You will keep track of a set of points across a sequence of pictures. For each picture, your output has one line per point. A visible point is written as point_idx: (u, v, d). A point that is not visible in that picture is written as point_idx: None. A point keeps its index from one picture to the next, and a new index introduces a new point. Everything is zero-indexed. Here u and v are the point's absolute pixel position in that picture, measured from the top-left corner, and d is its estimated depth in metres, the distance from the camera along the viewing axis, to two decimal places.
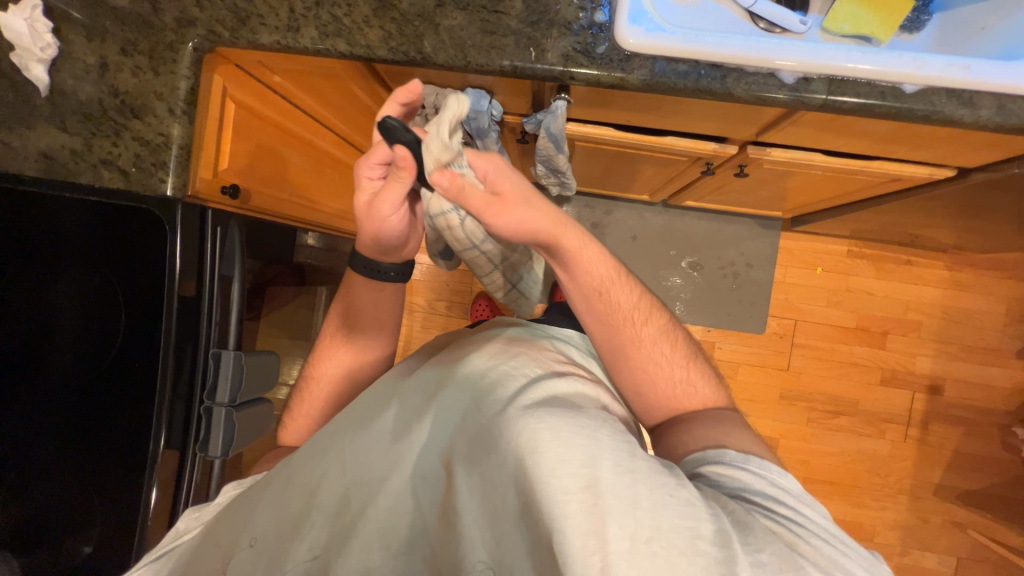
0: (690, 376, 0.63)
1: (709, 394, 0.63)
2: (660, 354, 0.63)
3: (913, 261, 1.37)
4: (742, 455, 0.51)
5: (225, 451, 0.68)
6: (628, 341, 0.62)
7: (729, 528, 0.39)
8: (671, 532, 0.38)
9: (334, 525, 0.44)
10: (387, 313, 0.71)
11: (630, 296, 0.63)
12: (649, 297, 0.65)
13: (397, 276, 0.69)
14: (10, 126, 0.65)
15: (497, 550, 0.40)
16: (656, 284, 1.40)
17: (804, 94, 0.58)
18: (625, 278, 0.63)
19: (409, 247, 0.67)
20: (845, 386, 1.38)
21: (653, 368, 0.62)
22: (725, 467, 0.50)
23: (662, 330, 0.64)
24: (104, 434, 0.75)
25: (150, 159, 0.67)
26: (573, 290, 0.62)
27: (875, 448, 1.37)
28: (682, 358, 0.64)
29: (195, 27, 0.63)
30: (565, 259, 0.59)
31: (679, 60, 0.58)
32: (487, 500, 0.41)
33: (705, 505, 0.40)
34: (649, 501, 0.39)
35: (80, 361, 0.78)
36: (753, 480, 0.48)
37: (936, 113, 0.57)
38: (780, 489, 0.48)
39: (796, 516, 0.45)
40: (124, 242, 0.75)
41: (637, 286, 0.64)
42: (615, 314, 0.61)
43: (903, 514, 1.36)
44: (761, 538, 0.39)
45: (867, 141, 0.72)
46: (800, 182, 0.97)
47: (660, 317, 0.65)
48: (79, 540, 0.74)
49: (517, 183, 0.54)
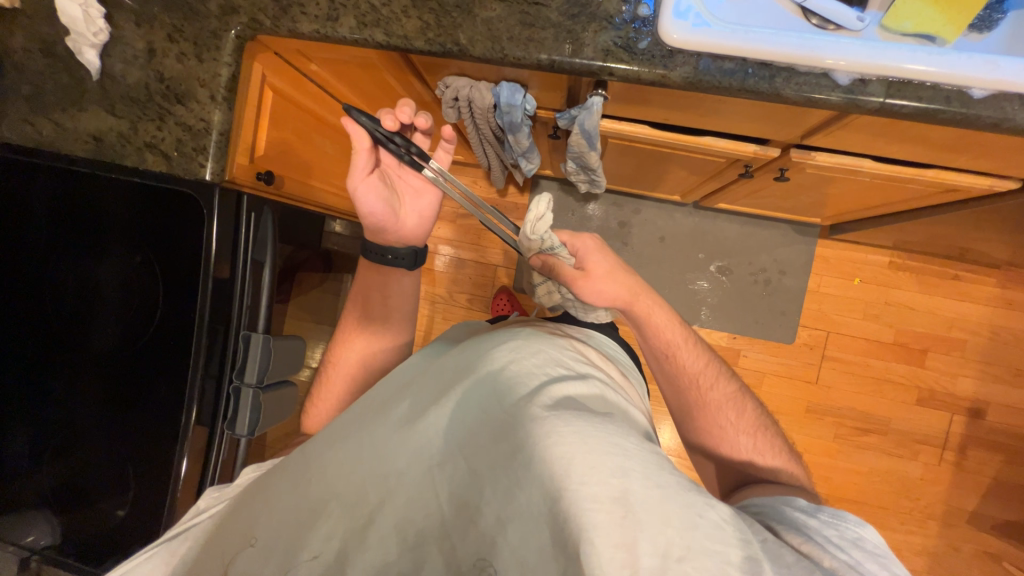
0: (757, 445, 0.63)
1: (782, 468, 0.61)
2: (728, 420, 0.64)
3: (961, 276, 1.29)
4: (814, 505, 0.49)
5: (251, 431, 0.71)
6: (692, 402, 0.66)
7: (760, 557, 0.37)
8: (701, 554, 0.36)
9: (348, 515, 0.43)
10: (399, 292, 0.72)
11: (697, 361, 0.67)
12: (718, 364, 0.69)
13: (393, 259, 0.69)
14: (64, 108, 0.68)
15: (518, 553, 0.39)
16: (682, 287, 1.37)
17: (860, 96, 0.54)
18: (694, 344, 0.68)
19: (409, 232, 0.69)
20: (877, 403, 1.32)
21: (718, 432, 0.65)
22: (787, 510, 0.49)
23: (731, 396, 0.66)
24: (139, 406, 0.79)
25: (191, 144, 0.69)
26: (646, 352, 0.70)
27: (906, 469, 1.31)
28: (751, 427, 0.64)
29: (238, 15, 0.64)
30: (639, 324, 0.68)
31: (725, 57, 0.56)
32: (510, 500, 0.40)
33: (734, 530, 0.39)
34: (678, 520, 0.38)
35: (117, 335, 0.80)
36: (816, 524, 0.46)
37: (1007, 122, 0.53)
38: (853, 541, 0.44)
39: (860, 565, 0.41)
40: (162, 222, 0.77)
41: (706, 352, 0.69)
42: (682, 377, 0.67)
43: (932, 540, 1.30)
44: (794, 567, 0.37)
45: (924, 149, 0.68)
46: (844, 188, 0.92)
47: (731, 385, 0.67)
48: (114, 505, 0.78)
49: (603, 261, 0.68)
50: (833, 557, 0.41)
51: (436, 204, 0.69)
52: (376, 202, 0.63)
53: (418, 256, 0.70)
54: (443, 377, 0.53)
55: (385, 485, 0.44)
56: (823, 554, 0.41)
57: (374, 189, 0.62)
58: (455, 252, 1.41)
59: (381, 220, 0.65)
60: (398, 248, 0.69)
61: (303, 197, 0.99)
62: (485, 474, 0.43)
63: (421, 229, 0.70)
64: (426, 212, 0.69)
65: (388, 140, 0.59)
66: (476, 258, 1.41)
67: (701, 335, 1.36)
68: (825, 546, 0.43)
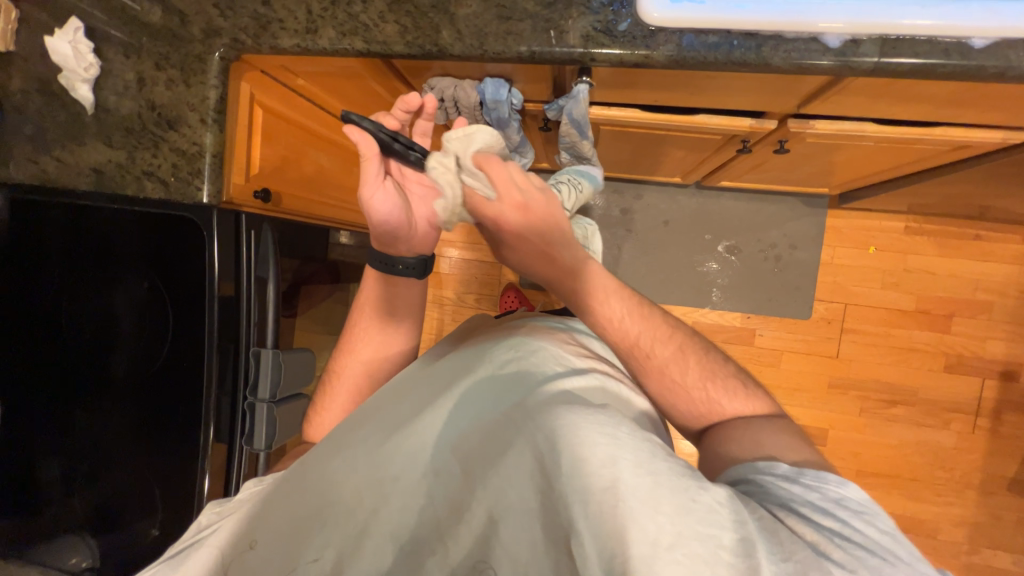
0: (712, 395, 0.57)
1: (738, 411, 0.56)
2: (674, 378, 0.58)
3: (982, 235, 1.24)
4: (794, 468, 0.45)
5: (268, 444, 0.72)
6: (637, 369, 0.58)
7: (754, 538, 0.36)
8: (692, 539, 0.35)
9: (344, 522, 0.43)
10: (408, 299, 0.69)
11: (636, 323, 0.57)
12: (659, 316, 0.60)
13: (405, 270, 0.64)
14: (64, 144, 0.70)
15: (513, 549, 0.40)
16: (690, 270, 1.35)
17: (852, 58, 0.52)
18: (632, 304, 0.58)
19: (420, 242, 0.62)
20: (902, 374, 1.28)
21: (668, 393, 0.58)
22: (767, 480, 0.45)
23: (676, 353, 0.58)
24: (164, 427, 0.81)
25: (186, 168, 0.70)
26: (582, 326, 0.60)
27: (937, 439, 1.27)
28: (701, 378, 0.58)
29: (220, 36, 0.65)
30: (571, 300, 0.57)
31: (709, 31, 0.54)
32: (503, 499, 0.41)
33: (730, 511, 0.37)
34: (670, 506, 0.36)
35: (135, 360, 0.82)
36: (800, 492, 0.43)
37: (1011, 70, 0.50)
38: (834, 501, 0.42)
39: (844, 529, 0.40)
40: (167, 248, 0.79)
41: (649, 309, 0.59)
42: (622, 348, 0.58)
43: (971, 511, 1.26)
44: (789, 551, 0.36)
45: (928, 106, 0.65)
46: (849, 155, 0.89)
47: (676, 339, 0.59)
48: (147, 524, 0.80)
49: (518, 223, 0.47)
50: (814, 529, 0.39)
51: None
52: (392, 209, 0.55)
53: (428, 264, 0.65)
54: (439, 378, 0.54)
55: (382, 491, 0.44)
56: (806, 528, 0.39)
57: (389, 198, 0.54)
58: (460, 253, 1.42)
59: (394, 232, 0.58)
60: (406, 257, 0.64)
61: (304, 213, 1.01)
62: (478, 474, 0.43)
63: (432, 233, 0.62)
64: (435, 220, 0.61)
65: (392, 141, 0.52)
66: (481, 257, 1.41)
67: (714, 317, 1.34)
68: (810, 517, 0.41)
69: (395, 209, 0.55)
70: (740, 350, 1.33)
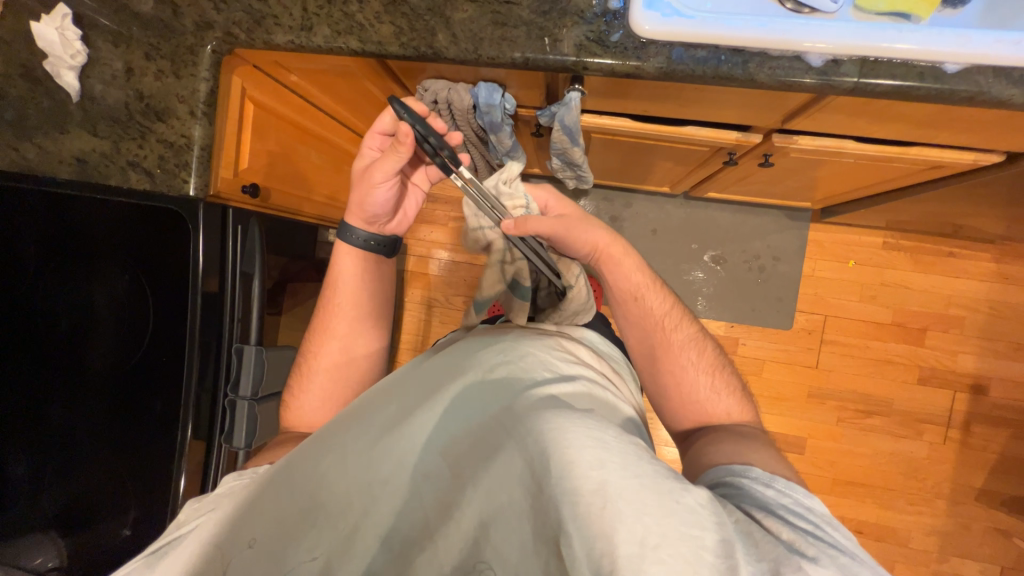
0: (716, 384, 0.62)
1: (737, 403, 0.61)
2: (688, 359, 0.63)
3: (955, 253, 1.29)
4: (767, 473, 0.47)
5: (248, 442, 0.71)
6: (655, 344, 0.64)
7: (733, 539, 0.37)
8: (677, 540, 0.36)
9: (328, 524, 0.42)
10: (378, 287, 0.74)
11: (662, 301, 0.66)
12: (681, 307, 0.68)
13: (376, 247, 0.71)
14: (46, 132, 0.69)
15: (502, 550, 0.39)
16: (677, 278, 1.37)
17: (833, 77, 0.54)
18: (660, 286, 0.67)
19: (394, 223, 0.72)
20: (878, 385, 1.32)
21: (680, 373, 0.63)
22: (745, 483, 0.46)
23: (693, 337, 0.65)
24: (141, 424, 0.79)
25: (173, 160, 0.69)
26: (610, 294, 0.68)
27: (911, 450, 1.31)
28: (710, 368, 0.64)
29: (213, 29, 0.65)
30: (609, 265, 0.67)
31: (697, 45, 0.56)
32: (493, 499, 0.41)
33: (711, 513, 0.38)
34: (655, 507, 0.37)
35: (114, 354, 0.81)
36: (773, 496, 0.45)
37: (982, 95, 0.53)
38: (806, 507, 0.44)
39: (818, 531, 0.41)
40: (150, 241, 0.78)
41: (670, 294, 0.67)
42: (648, 319, 0.65)
43: (941, 520, 1.30)
44: (763, 548, 0.37)
45: (904, 126, 0.67)
46: (831, 171, 0.92)
47: (693, 327, 0.66)
48: (118, 525, 0.78)
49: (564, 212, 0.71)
50: (791, 529, 0.40)
51: (421, 204, 0.73)
52: (388, 197, 0.66)
53: (396, 246, 0.74)
54: (429, 381, 0.54)
55: (371, 492, 0.43)
56: (781, 527, 0.40)
57: (390, 189, 0.66)
58: (450, 256, 1.42)
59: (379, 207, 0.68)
60: (381, 234, 0.71)
61: (292, 210, 1.01)
62: (468, 476, 0.43)
63: (404, 225, 0.74)
64: (410, 209, 0.72)
65: (422, 139, 0.56)
66: (471, 260, 1.41)
67: None
68: (785, 519, 0.42)
69: (391, 198, 0.67)
70: None
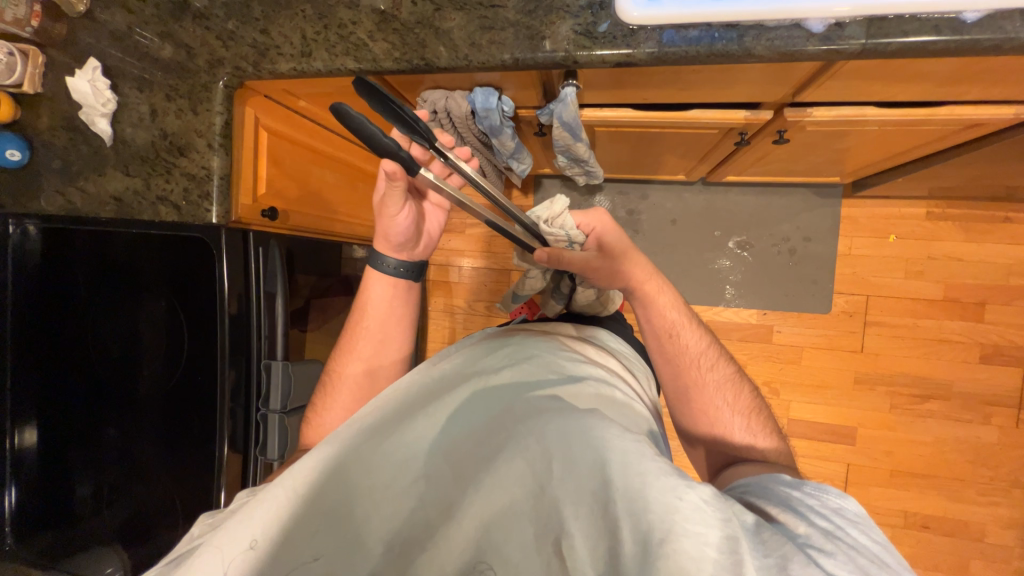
0: (753, 424, 0.61)
1: (778, 450, 0.59)
2: (723, 400, 0.63)
3: (1012, 217, 1.18)
4: (796, 480, 0.45)
5: (281, 454, 0.75)
6: (690, 383, 0.64)
7: (738, 535, 0.35)
8: (681, 535, 0.34)
9: (331, 529, 0.41)
10: (405, 311, 0.75)
11: (697, 340, 0.67)
12: (717, 345, 0.68)
13: (407, 273, 0.74)
14: (88, 175, 0.76)
15: (505, 551, 0.40)
16: (701, 268, 1.32)
17: (838, 42, 0.51)
18: (696, 324, 0.68)
19: (419, 248, 0.74)
20: (934, 366, 1.22)
21: (713, 412, 0.62)
22: (772, 485, 0.44)
23: (729, 377, 0.65)
24: (185, 442, 0.85)
25: (196, 191, 0.75)
26: (646, 331, 0.69)
27: (977, 435, 1.20)
28: (747, 410, 0.62)
29: (223, 66, 0.69)
30: (643, 302, 0.69)
31: (689, 26, 0.54)
32: (497, 501, 0.42)
33: (716, 510, 0.36)
34: (657, 504, 0.36)
35: (157, 377, 0.87)
36: (798, 496, 0.42)
37: (1010, 41, 0.48)
38: (833, 508, 0.40)
39: (840, 532, 0.38)
40: (182, 269, 0.84)
41: (706, 333, 0.68)
42: (681, 357, 0.66)
43: (1019, 511, 1.18)
44: (771, 545, 0.34)
45: (928, 85, 0.63)
46: (855, 142, 0.86)
47: (729, 368, 0.66)
48: (169, 537, 0.83)
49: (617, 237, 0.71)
50: (809, 524, 0.38)
51: (442, 222, 0.75)
52: (409, 222, 0.68)
53: (422, 269, 0.76)
54: (431, 385, 0.53)
55: (372, 495, 0.43)
56: (798, 522, 0.38)
57: (407, 213, 0.67)
58: (470, 262, 1.43)
59: (402, 237, 0.70)
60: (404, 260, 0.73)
61: (315, 229, 1.05)
62: (473, 476, 0.44)
63: (432, 243, 0.75)
64: (432, 231, 0.74)
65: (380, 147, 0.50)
66: (490, 265, 1.42)
67: (728, 315, 1.31)
68: (805, 516, 0.39)
69: (411, 222, 0.68)
70: (757, 349, 1.29)
